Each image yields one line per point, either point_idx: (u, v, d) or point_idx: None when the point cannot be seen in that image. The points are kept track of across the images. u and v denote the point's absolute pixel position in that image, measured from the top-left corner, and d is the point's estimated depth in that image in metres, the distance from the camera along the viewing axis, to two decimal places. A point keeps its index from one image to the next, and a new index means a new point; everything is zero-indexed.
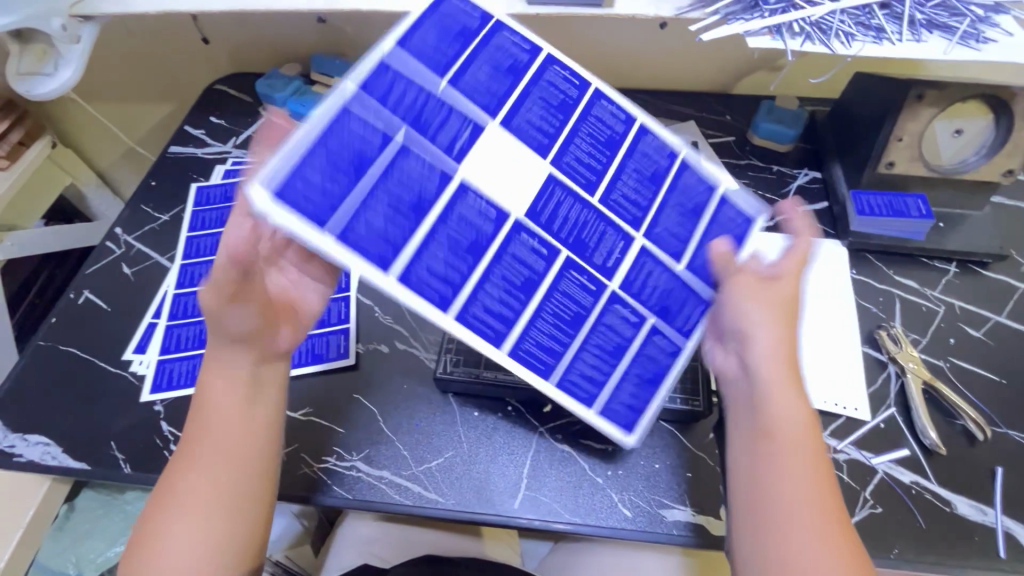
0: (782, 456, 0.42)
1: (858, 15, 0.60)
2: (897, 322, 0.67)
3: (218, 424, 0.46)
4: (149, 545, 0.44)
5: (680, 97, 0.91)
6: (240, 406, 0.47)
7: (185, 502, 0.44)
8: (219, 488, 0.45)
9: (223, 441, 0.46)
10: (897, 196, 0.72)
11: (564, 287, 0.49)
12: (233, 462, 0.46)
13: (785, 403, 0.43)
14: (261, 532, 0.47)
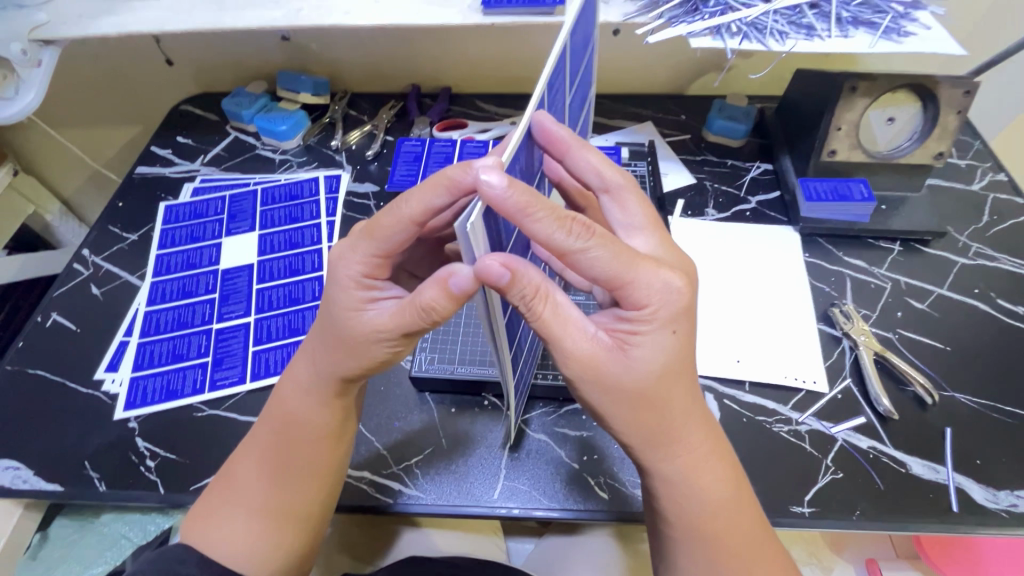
0: (703, 527, 0.46)
1: (790, 14, 0.64)
2: (848, 299, 0.71)
3: (288, 433, 0.50)
4: (211, 521, 0.49)
5: (637, 99, 0.95)
6: (308, 419, 0.50)
7: (234, 487, 0.50)
8: (262, 486, 0.50)
9: (286, 451, 0.50)
10: (842, 181, 0.76)
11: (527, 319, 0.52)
12: (292, 472, 0.50)
13: (707, 479, 0.46)
14: (300, 543, 0.51)
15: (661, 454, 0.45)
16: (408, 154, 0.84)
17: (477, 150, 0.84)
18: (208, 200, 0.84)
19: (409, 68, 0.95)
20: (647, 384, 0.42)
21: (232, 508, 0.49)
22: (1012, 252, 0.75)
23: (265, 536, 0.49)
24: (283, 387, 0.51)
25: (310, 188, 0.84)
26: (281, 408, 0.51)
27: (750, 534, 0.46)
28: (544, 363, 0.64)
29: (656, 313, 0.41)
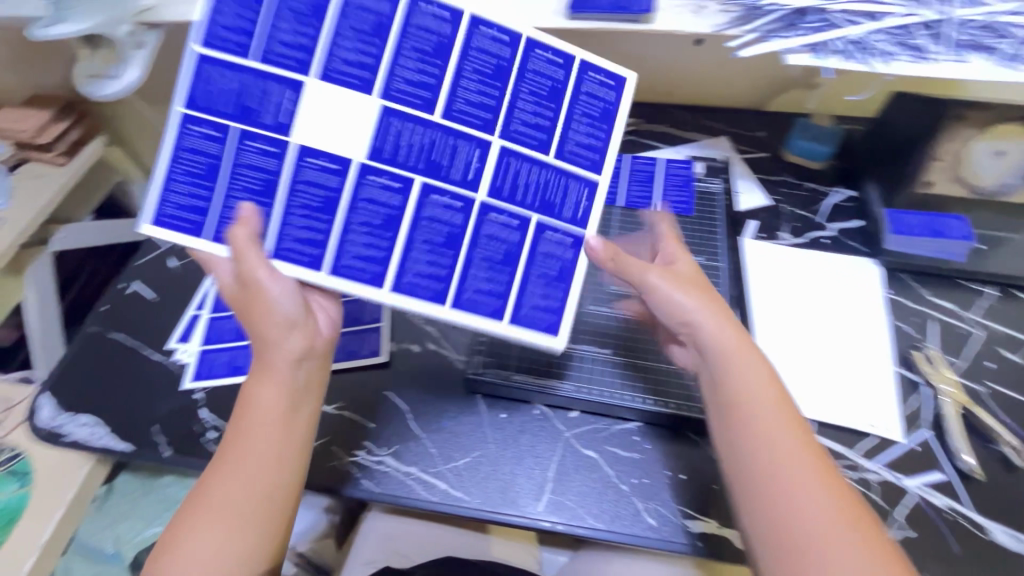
0: (779, 476, 0.43)
1: (898, 34, 0.60)
2: (932, 343, 0.66)
3: (258, 441, 0.47)
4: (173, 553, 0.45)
5: (713, 113, 0.92)
6: (288, 427, 0.48)
7: (201, 500, 0.46)
8: (236, 491, 0.46)
9: (261, 463, 0.47)
10: (935, 216, 0.71)
11: (549, 235, 0.56)
12: (265, 484, 0.47)
13: (768, 424, 0.46)
14: (271, 542, 0.46)
15: (733, 412, 0.47)
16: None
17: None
18: None
19: None
20: (722, 343, 0.50)
21: (203, 523, 0.45)
22: None
23: (227, 557, 0.44)
24: (248, 402, 0.49)
25: None
26: (244, 419, 0.48)
27: (823, 489, 0.42)
28: (601, 379, 0.62)
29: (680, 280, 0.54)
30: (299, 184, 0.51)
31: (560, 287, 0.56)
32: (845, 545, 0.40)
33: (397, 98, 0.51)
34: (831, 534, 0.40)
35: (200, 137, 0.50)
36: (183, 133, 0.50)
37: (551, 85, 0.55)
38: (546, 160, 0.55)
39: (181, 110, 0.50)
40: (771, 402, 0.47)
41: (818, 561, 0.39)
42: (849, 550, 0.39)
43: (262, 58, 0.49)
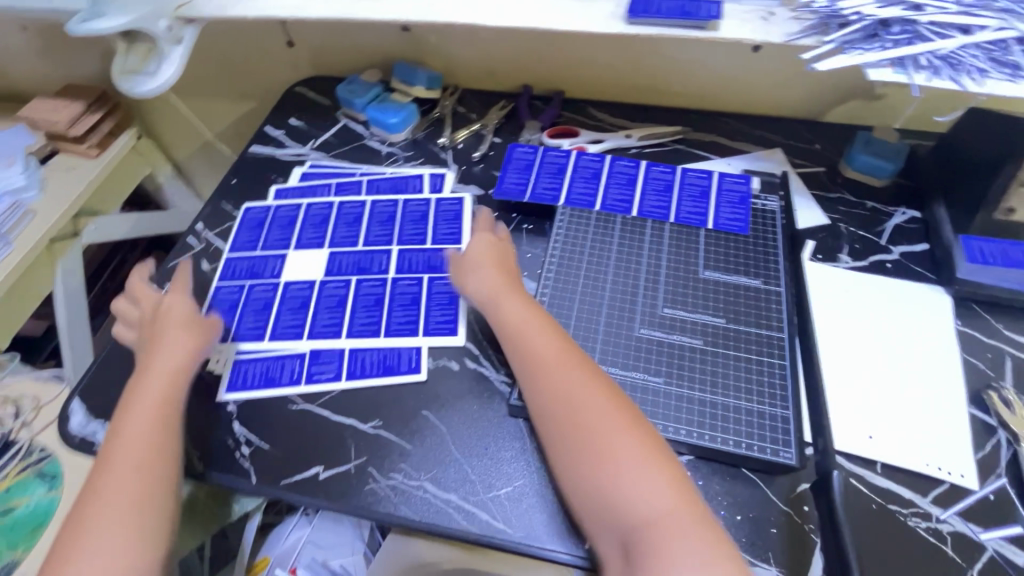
0: (581, 438, 0.50)
1: (993, 49, 0.55)
2: (1007, 383, 0.62)
3: (143, 436, 0.55)
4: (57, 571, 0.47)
5: (766, 122, 0.88)
6: (156, 425, 0.56)
7: (94, 517, 0.50)
8: (120, 496, 0.51)
9: (131, 456, 0.54)
10: (1015, 244, 0.66)
11: (403, 283, 0.72)
12: (142, 475, 0.52)
13: (576, 387, 0.53)
14: (164, 528, 0.51)
15: (530, 372, 0.55)
16: (519, 161, 0.77)
17: (591, 164, 0.77)
18: (315, 187, 0.84)
19: (524, 68, 0.92)
20: (491, 294, 0.62)
21: (100, 523, 0.49)
22: None
23: (127, 548, 0.49)
24: (128, 416, 0.56)
25: (414, 186, 0.83)
26: (121, 434, 0.55)
27: (639, 452, 0.49)
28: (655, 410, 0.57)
29: (474, 250, 0.67)
30: (436, 293, 0.71)
31: (376, 312, 0.69)
32: (647, 484, 0.47)
33: (340, 243, 0.76)
34: (634, 464, 0.48)
35: (267, 289, 0.72)
36: (221, 289, 0.73)
37: (388, 213, 0.79)
38: (425, 248, 0.75)
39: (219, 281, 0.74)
40: (572, 361, 0.55)
41: (634, 511, 0.46)
42: (634, 472, 0.48)
43: (367, 244, 0.76)
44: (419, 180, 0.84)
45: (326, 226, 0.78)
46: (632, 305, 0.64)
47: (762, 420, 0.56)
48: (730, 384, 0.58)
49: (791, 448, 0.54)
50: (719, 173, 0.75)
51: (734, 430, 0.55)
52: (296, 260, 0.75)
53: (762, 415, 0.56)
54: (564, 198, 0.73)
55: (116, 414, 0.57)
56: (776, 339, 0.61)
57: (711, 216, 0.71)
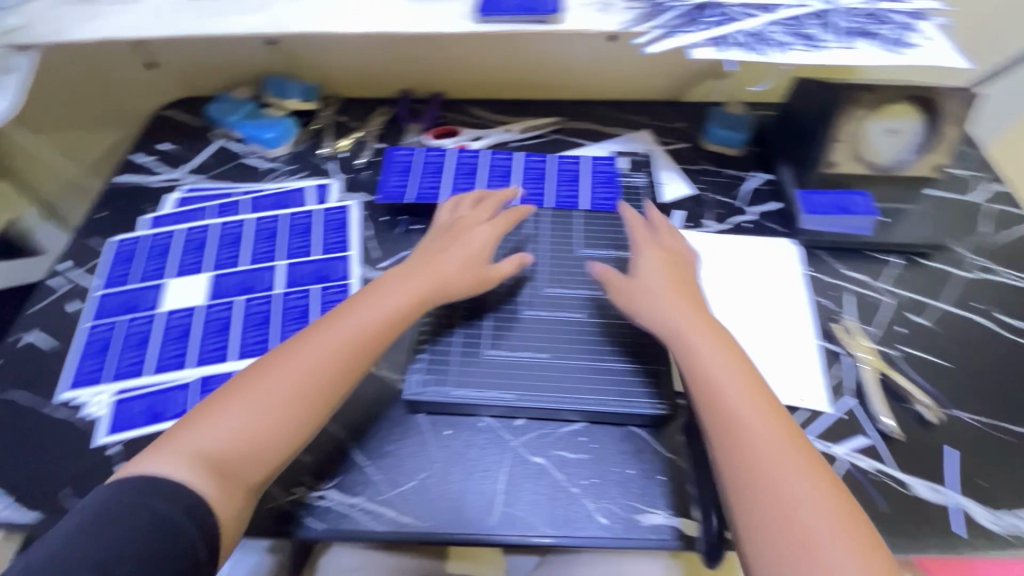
0: (725, 417, 0.50)
1: (790, 26, 0.63)
2: (849, 315, 0.70)
3: (335, 345, 0.54)
4: (235, 388, 0.52)
5: (634, 105, 0.94)
6: (379, 333, 0.57)
7: (230, 401, 0.51)
8: (281, 381, 0.52)
9: (301, 366, 0.53)
10: (844, 194, 0.75)
11: (292, 296, 0.72)
12: (307, 391, 0.52)
13: (705, 345, 0.54)
14: (279, 451, 0.51)
15: (711, 396, 0.51)
16: (399, 165, 0.81)
17: (470, 160, 0.81)
18: (193, 211, 0.81)
19: (400, 73, 0.93)
20: (676, 323, 0.57)
21: (233, 408, 0.51)
22: (1011, 265, 0.75)
23: (251, 439, 0.50)
24: (367, 299, 0.59)
25: (298, 199, 0.82)
26: (341, 329, 0.56)
27: (785, 438, 0.48)
28: (544, 385, 0.61)
29: (649, 273, 0.61)
30: (327, 301, 0.71)
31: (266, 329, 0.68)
32: (801, 476, 0.46)
33: (224, 265, 0.75)
34: (778, 454, 0.47)
35: (146, 322, 0.69)
36: (91, 331, 0.69)
37: (271, 230, 0.78)
38: (312, 259, 0.75)
39: (87, 323, 0.70)
40: (705, 325, 0.56)
41: (774, 493, 0.45)
42: (811, 488, 0.45)
43: (253, 262, 0.75)
44: (302, 193, 0.83)
45: (206, 250, 0.77)
46: (515, 289, 0.67)
47: (638, 378, 0.62)
48: (607, 352, 0.63)
49: (664, 399, 0.60)
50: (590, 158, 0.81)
51: (612, 393, 0.61)
52: (177, 288, 0.72)
53: (638, 374, 0.62)
54: (446, 195, 0.77)
55: (292, 340, 0.56)
56: None
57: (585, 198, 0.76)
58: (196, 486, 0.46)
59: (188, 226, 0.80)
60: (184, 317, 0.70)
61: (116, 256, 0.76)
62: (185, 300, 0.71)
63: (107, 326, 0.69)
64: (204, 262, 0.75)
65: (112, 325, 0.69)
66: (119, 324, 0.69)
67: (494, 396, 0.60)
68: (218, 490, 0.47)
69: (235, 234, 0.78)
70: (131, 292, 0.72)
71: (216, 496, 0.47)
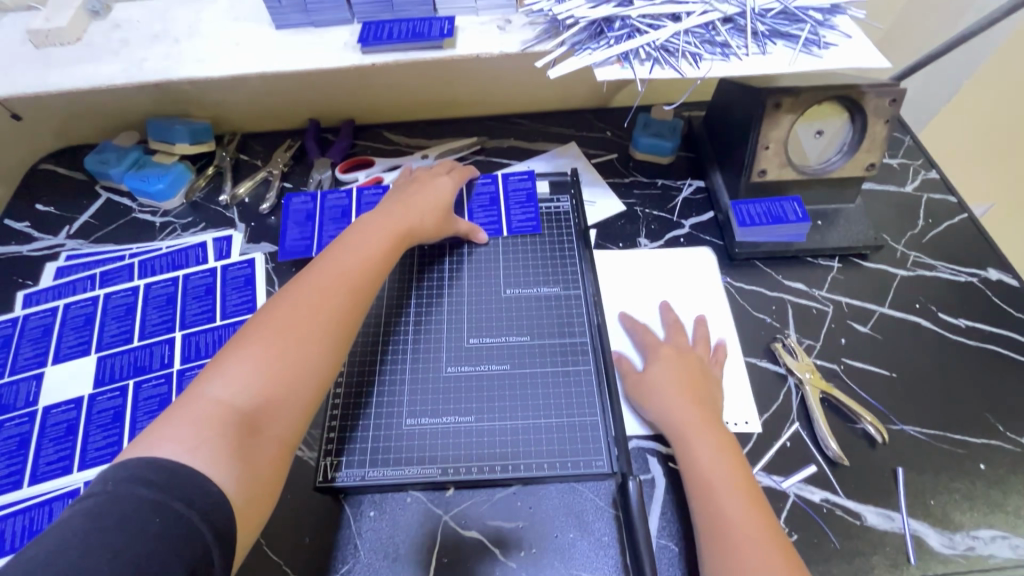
0: (709, 507, 0.49)
1: (702, 33, 0.58)
2: (791, 330, 0.67)
3: (342, 289, 0.53)
4: (242, 335, 0.49)
5: (559, 117, 0.89)
6: (372, 271, 0.57)
7: (215, 370, 0.46)
8: (271, 339, 0.48)
9: (307, 302, 0.51)
10: (774, 201, 0.71)
11: (191, 373, 0.64)
12: (326, 322, 0.51)
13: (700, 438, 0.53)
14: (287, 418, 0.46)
15: (702, 490, 0.50)
16: (298, 214, 0.74)
17: (374, 198, 0.75)
18: (75, 281, 0.72)
19: (303, 103, 0.85)
20: (682, 424, 0.54)
21: (250, 354, 0.46)
22: (948, 258, 0.73)
23: (280, 381, 0.46)
24: (345, 246, 0.58)
25: (196, 256, 0.74)
26: (336, 270, 0.54)
27: (762, 533, 0.46)
28: (472, 447, 0.57)
29: (659, 380, 0.58)
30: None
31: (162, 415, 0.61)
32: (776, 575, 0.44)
33: (111, 344, 0.66)
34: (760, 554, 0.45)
35: (22, 423, 0.61)
36: None
37: (166, 295, 0.70)
38: (213, 325, 0.68)
39: None
40: (699, 416, 0.54)
41: None
42: None
43: (145, 337, 0.67)
44: (202, 249, 0.75)
45: (91, 326, 0.68)
46: (437, 345, 0.64)
47: (575, 432, 0.58)
48: (536, 401, 0.59)
49: (602, 454, 0.56)
50: (503, 175, 0.77)
51: (544, 449, 0.57)
52: (58, 377, 0.64)
53: (573, 427, 0.58)
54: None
55: (300, 285, 0.53)
56: (579, 345, 0.63)
57: (504, 222, 0.73)
58: (223, 441, 0.41)
59: (69, 298, 0.71)
60: (67, 410, 0.62)
61: None
62: (67, 391, 0.63)
63: None
64: (89, 340, 0.67)
65: None
66: None
67: (417, 470, 0.56)
68: (247, 450, 0.43)
69: (124, 304, 0.70)
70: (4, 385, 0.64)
71: (236, 473, 0.41)
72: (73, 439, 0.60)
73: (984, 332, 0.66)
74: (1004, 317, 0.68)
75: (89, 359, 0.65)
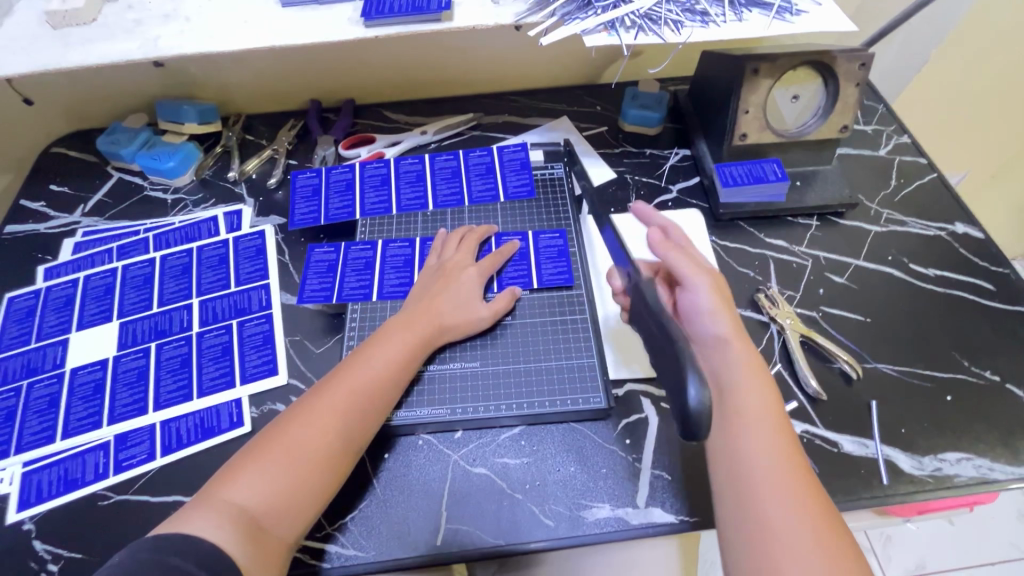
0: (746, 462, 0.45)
1: (683, 2, 0.62)
2: (773, 282, 0.72)
3: (355, 401, 0.54)
4: (278, 429, 0.52)
5: (551, 94, 0.93)
6: (390, 384, 0.57)
7: (251, 462, 0.49)
8: (298, 441, 0.51)
9: (332, 408, 0.53)
10: (755, 163, 0.76)
11: (208, 335, 0.68)
12: (339, 428, 0.52)
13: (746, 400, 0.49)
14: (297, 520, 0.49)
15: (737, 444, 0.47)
16: (319, 265, 0.72)
17: (400, 252, 0.72)
18: (92, 255, 0.76)
19: (305, 84, 0.88)
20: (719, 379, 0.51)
21: (269, 466, 0.49)
22: (919, 214, 0.78)
23: (291, 491, 0.49)
24: (380, 343, 0.59)
25: (209, 229, 0.78)
26: (350, 381, 0.55)
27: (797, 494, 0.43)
28: (481, 394, 0.61)
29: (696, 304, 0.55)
30: (247, 335, 0.68)
31: (184, 373, 0.65)
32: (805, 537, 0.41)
33: (131, 311, 0.70)
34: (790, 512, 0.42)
35: (51, 384, 0.64)
36: None
37: (182, 265, 0.74)
38: (228, 292, 0.71)
39: None
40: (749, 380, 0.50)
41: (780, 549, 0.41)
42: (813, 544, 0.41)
43: (163, 303, 0.70)
44: (213, 222, 0.78)
45: (111, 295, 0.71)
46: None
47: (574, 373, 0.62)
48: (539, 352, 0.64)
49: (599, 392, 0.61)
50: (497, 147, 0.81)
51: (546, 394, 0.61)
52: (82, 342, 0.67)
53: (572, 369, 0.62)
54: (376, 294, 0.69)
55: (335, 382, 0.55)
56: (575, 296, 0.68)
57: (501, 189, 0.77)
58: (231, 544, 0.45)
59: (88, 271, 0.74)
60: (93, 371, 0.65)
61: (11, 313, 0.70)
62: (91, 355, 0.66)
63: (8, 390, 0.64)
64: (109, 308, 0.70)
65: (14, 388, 0.64)
66: (21, 387, 0.64)
67: (427, 413, 0.60)
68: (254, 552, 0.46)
69: (141, 274, 0.73)
70: (31, 351, 0.67)
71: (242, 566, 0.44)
72: (101, 397, 0.63)
73: (953, 281, 0.71)
74: (970, 267, 0.73)
75: (110, 325, 0.69)
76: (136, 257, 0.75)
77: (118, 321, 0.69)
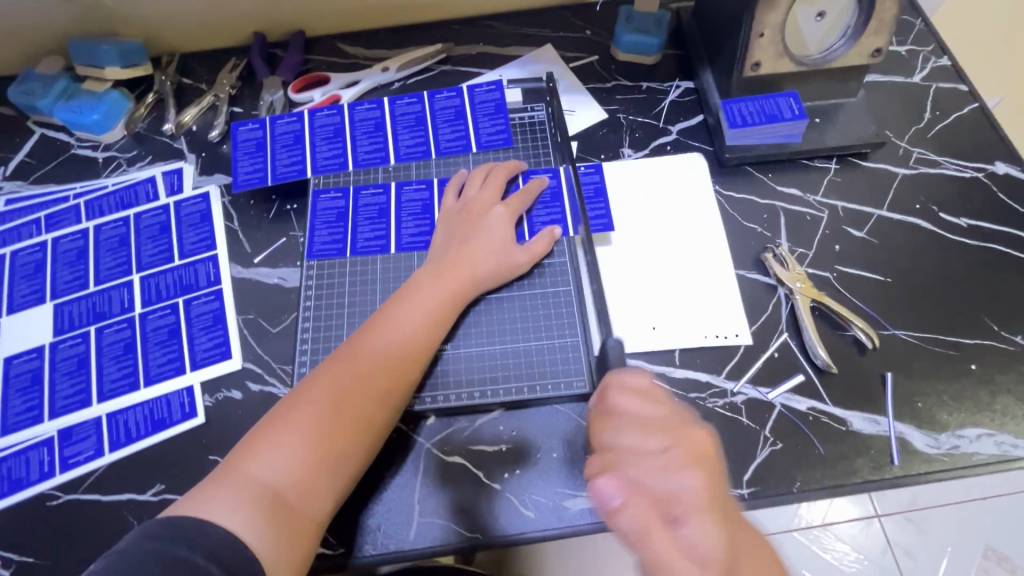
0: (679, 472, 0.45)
1: None
2: (783, 239, 0.63)
3: (383, 362, 0.50)
4: (299, 400, 0.47)
5: (533, 17, 0.79)
6: (422, 343, 0.52)
7: (270, 438, 0.45)
8: (322, 415, 0.46)
9: (358, 375, 0.48)
10: (768, 98, 0.65)
11: (151, 316, 0.61)
12: (367, 399, 0.48)
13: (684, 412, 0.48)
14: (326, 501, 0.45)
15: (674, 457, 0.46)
16: (327, 213, 0.65)
17: (417, 195, 0.65)
18: (19, 226, 0.67)
19: (244, 15, 0.75)
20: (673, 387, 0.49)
21: (292, 442, 0.45)
22: (954, 152, 0.68)
23: (317, 463, 0.45)
24: (408, 301, 0.54)
25: (146, 192, 0.69)
26: (375, 341, 0.50)
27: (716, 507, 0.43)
28: (456, 376, 0.56)
29: None
30: (195, 316, 0.61)
31: (129, 360, 0.59)
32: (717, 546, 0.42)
33: (65, 292, 0.63)
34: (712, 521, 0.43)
35: None
36: None
37: (119, 237, 0.66)
38: (172, 266, 0.64)
39: None
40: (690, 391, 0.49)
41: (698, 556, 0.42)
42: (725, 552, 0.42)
43: (100, 282, 0.63)
44: (151, 184, 0.69)
45: (43, 273, 0.64)
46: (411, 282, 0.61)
47: (555, 354, 0.57)
48: (518, 329, 0.58)
49: (583, 373, 0.55)
50: (468, 86, 0.70)
51: (528, 376, 0.56)
52: (14, 327, 0.61)
53: (553, 349, 0.57)
54: (394, 245, 0.63)
55: (361, 345, 0.50)
56: (558, 265, 0.60)
57: (473, 137, 0.67)
58: (251, 532, 0.41)
59: (15, 245, 0.66)
60: (29, 359, 0.60)
61: None
62: (24, 342, 0.60)
63: None
64: (41, 287, 0.63)
65: None
66: None
67: None
68: (278, 531, 0.42)
69: (75, 248, 0.65)
70: None
71: (265, 544, 0.41)
72: (40, 388, 0.58)
73: (987, 231, 0.63)
74: (1009, 214, 0.64)
75: (44, 306, 0.62)
76: (68, 228, 0.67)
77: (52, 302, 0.62)
